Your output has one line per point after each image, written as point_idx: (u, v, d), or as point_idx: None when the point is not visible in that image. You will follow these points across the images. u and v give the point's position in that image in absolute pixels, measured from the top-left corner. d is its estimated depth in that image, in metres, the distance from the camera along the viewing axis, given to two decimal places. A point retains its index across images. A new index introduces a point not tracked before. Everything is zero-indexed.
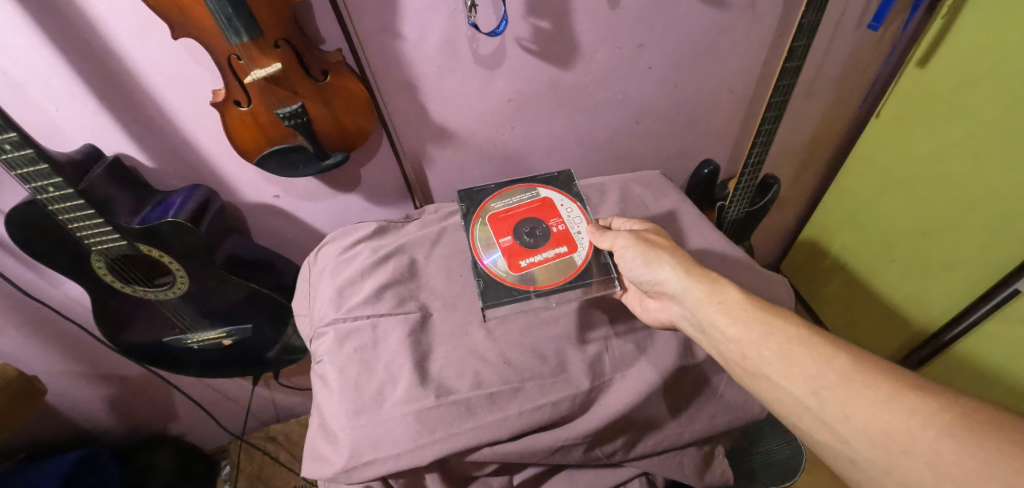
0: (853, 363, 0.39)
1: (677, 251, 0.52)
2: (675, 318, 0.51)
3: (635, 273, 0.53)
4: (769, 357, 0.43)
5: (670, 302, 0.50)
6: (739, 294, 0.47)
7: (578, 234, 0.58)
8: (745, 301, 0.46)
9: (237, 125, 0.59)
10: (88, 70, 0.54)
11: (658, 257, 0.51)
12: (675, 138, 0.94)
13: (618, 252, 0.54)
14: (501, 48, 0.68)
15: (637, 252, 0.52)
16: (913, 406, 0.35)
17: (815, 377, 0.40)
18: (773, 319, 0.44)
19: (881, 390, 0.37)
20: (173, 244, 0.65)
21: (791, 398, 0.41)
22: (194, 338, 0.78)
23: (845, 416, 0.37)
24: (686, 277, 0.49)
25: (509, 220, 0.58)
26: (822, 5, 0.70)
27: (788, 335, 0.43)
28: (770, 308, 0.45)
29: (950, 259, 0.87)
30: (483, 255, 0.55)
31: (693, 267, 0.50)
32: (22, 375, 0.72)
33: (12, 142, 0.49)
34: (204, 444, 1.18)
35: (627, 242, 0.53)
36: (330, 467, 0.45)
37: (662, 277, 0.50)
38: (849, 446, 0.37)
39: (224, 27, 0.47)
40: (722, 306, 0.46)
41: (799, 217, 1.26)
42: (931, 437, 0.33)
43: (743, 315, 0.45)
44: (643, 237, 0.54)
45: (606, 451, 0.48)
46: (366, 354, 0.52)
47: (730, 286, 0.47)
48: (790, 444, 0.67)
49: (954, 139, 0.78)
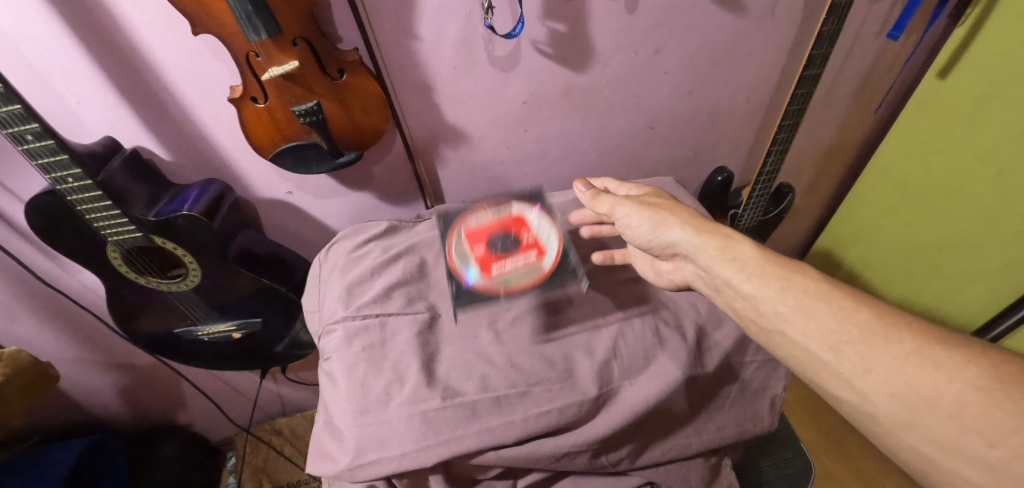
0: (875, 318, 0.37)
1: (686, 212, 0.51)
2: (689, 278, 0.51)
3: (642, 239, 0.53)
4: (786, 312, 0.41)
5: (684, 262, 0.50)
6: (754, 250, 0.45)
7: (547, 240, 0.57)
8: (761, 256, 0.44)
9: (253, 121, 0.59)
10: (109, 65, 0.55)
11: (666, 219, 0.50)
12: (689, 145, 0.92)
13: (620, 220, 0.54)
14: (517, 49, 0.68)
15: (642, 218, 0.52)
16: (938, 360, 0.34)
17: (836, 332, 0.38)
18: (792, 275, 0.42)
19: (905, 342, 0.35)
20: (186, 237, 0.65)
21: (809, 354, 0.39)
22: (205, 330, 0.79)
23: (866, 371, 0.36)
24: (697, 235, 0.48)
25: (479, 229, 0.59)
26: (843, 13, 0.69)
27: (807, 289, 0.41)
28: (791, 264, 0.44)
29: (970, 271, 0.85)
30: (454, 262, 0.56)
31: (703, 224, 0.49)
32: (36, 362, 0.73)
33: (34, 133, 0.51)
34: (211, 435, 1.19)
35: (631, 208, 0.53)
36: (335, 465, 0.45)
37: (672, 238, 0.49)
38: (868, 400, 0.36)
39: (244, 25, 0.48)
40: (736, 262, 0.45)
41: (813, 227, 1.24)
42: (958, 390, 0.32)
43: (759, 271, 0.43)
44: (644, 202, 0.53)
45: (612, 458, 0.47)
46: (374, 353, 0.52)
47: (744, 241, 0.46)
48: (800, 459, 0.64)
49: (975, 142, 0.76)
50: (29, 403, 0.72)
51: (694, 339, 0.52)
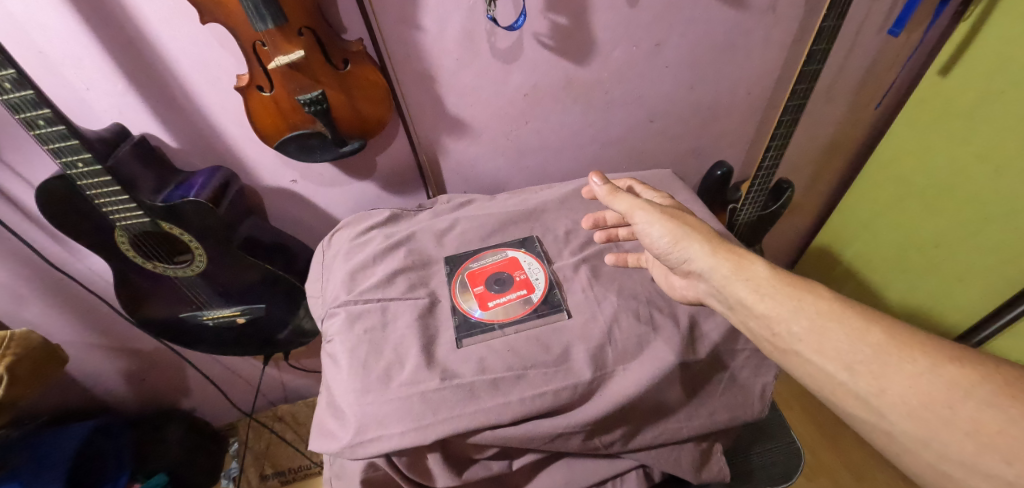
0: (888, 337, 0.38)
1: (706, 228, 0.51)
2: (702, 295, 0.52)
3: (661, 250, 0.52)
4: (800, 332, 0.42)
5: (698, 279, 0.51)
6: (766, 270, 0.46)
7: (535, 277, 0.59)
8: (772, 275, 0.46)
9: (259, 110, 0.60)
10: (119, 52, 0.56)
11: (686, 234, 0.50)
12: (689, 139, 0.93)
13: (640, 228, 0.53)
14: (519, 42, 0.69)
15: (664, 229, 0.52)
16: (951, 378, 0.35)
17: (849, 351, 0.39)
18: (804, 295, 0.44)
19: (918, 361, 0.36)
20: (192, 223, 0.66)
21: (823, 372, 0.40)
22: (210, 315, 0.80)
23: (882, 389, 0.37)
24: (713, 254, 0.49)
25: (477, 270, 0.61)
26: (844, 10, 0.69)
27: (818, 309, 0.42)
28: (802, 283, 0.45)
29: (965, 271, 0.86)
30: (460, 300, 0.57)
31: (718, 243, 0.49)
32: (46, 343, 0.75)
33: (46, 118, 0.52)
34: (214, 421, 1.21)
35: (655, 217, 0.52)
36: (336, 442, 0.47)
37: (691, 255, 0.50)
38: (885, 419, 0.37)
39: (252, 14, 0.49)
40: (749, 282, 0.46)
41: (812, 223, 1.24)
42: (972, 408, 0.33)
43: (771, 291, 0.45)
44: (667, 211, 0.53)
45: (605, 440, 0.49)
46: (375, 336, 0.53)
47: (756, 261, 0.47)
48: (789, 447, 0.65)
49: (976, 148, 0.77)
50: (41, 383, 0.74)
51: (687, 326, 0.53)
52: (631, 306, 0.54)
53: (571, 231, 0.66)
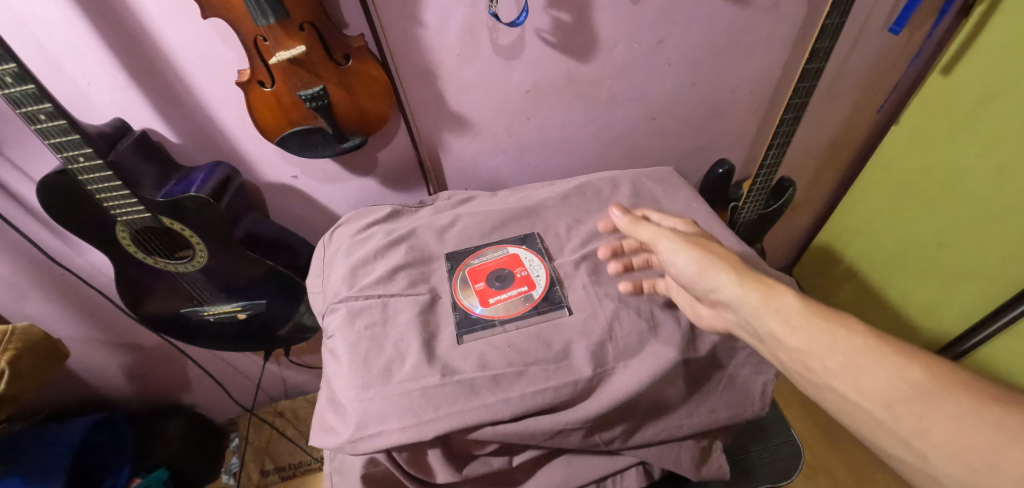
0: (931, 375, 0.34)
1: (732, 257, 0.48)
2: (732, 325, 0.48)
3: (686, 279, 0.49)
4: (834, 369, 0.38)
5: (726, 310, 0.47)
6: (799, 301, 0.42)
7: (537, 274, 0.59)
8: (805, 307, 0.42)
9: (260, 105, 0.60)
10: (119, 47, 0.56)
11: (712, 263, 0.47)
12: (691, 137, 0.93)
13: (664, 255, 0.51)
14: (521, 38, 0.69)
15: (689, 257, 0.48)
16: (1003, 424, 0.31)
17: (887, 389, 0.35)
18: (837, 328, 0.39)
19: (964, 403, 0.32)
20: (193, 218, 0.66)
21: (859, 410, 0.37)
22: (211, 310, 0.80)
23: (923, 431, 0.33)
24: (740, 284, 0.45)
25: (479, 266, 0.61)
26: (847, 7, 0.69)
27: (853, 344, 0.38)
28: (836, 315, 0.40)
29: (966, 271, 0.86)
30: (460, 296, 0.57)
31: (748, 272, 0.46)
32: (47, 338, 0.75)
33: (47, 113, 0.52)
34: (214, 417, 1.21)
35: (679, 246, 0.49)
36: (337, 438, 0.47)
37: (717, 285, 0.46)
38: (927, 462, 0.33)
39: (253, 9, 0.49)
40: (780, 314, 0.42)
41: (813, 221, 1.24)
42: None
43: (803, 324, 0.41)
44: (692, 240, 0.50)
45: (605, 437, 0.49)
46: (376, 332, 0.53)
47: (788, 291, 0.43)
48: (789, 445, 0.65)
49: (979, 148, 0.77)
50: (42, 378, 0.75)
51: (688, 323, 0.53)
52: (632, 303, 0.54)
53: (573, 228, 0.66)
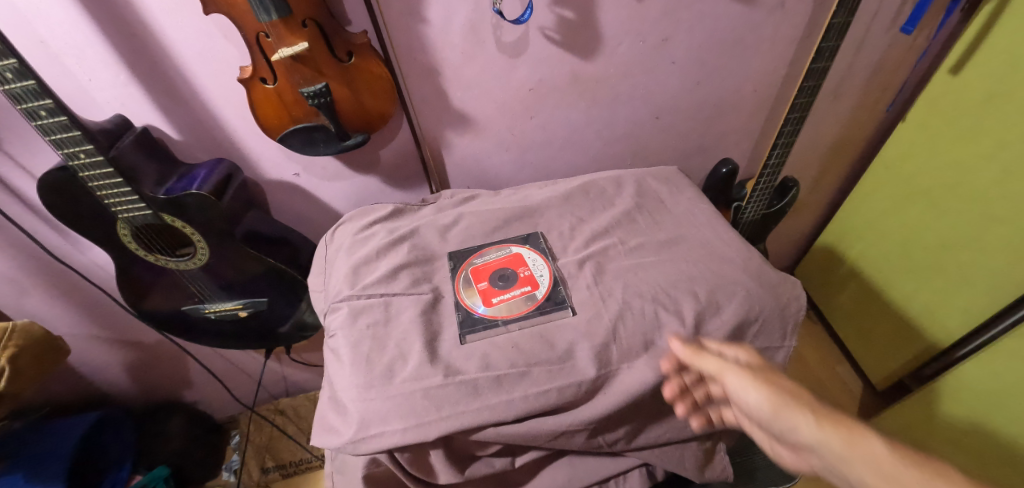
0: None
1: (806, 393, 0.40)
2: (820, 473, 0.38)
3: (759, 419, 0.41)
4: None
5: (810, 457, 0.38)
6: (887, 445, 0.34)
7: (540, 274, 0.59)
8: (897, 452, 0.33)
9: (262, 102, 0.60)
10: (120, 43, 0.56)
11: (781, 399, 0.40)
12: (694, 136, 0.92)
13: (731, 389, 0.43)
14: (525, 35, 0.68)
15: (757, 392, 0.41)
16: None
17: None
18: (935, 474, 0.31)
19: None
20: (194, 216, 0.66)
21: None
22: (212, 308, 0.80)
23: None
24: (820, 426, 0.37)
25: (482, 266, 0.60)
26: (853, 6, 0.68)
27: None
28: (936, 462, 0.32)
29: (969, 273, 0.85)
30: (463, 296, 0.57)
31: (825, 411, 0.38)
32: (48, 335, 0.75)
33: (48, 109, 0.51)
34: (215, 414, 1.21)
35: (745, 381, 0.42)
36: (338, 438, 0.46)
37: (795, 426, 0.38)
38: None
39: (256, 5, 0.48)
40: (868, 463, 0.33)
41: (817, 221, 1.24)
42: None
43: (894, 470, 0.32)
44: (762, 374, 0.42)
45: (608, 439, 0.49)
46: (379, 331, 0.53)
47: (875, 435, 0.35)
48: None
49: (984, 148, 0.76)
50: (42, 375, 0.74)
51: (693, 322, 0.52)
52: (637, 303, 0.54)
53: (576, 227, 0.66)
